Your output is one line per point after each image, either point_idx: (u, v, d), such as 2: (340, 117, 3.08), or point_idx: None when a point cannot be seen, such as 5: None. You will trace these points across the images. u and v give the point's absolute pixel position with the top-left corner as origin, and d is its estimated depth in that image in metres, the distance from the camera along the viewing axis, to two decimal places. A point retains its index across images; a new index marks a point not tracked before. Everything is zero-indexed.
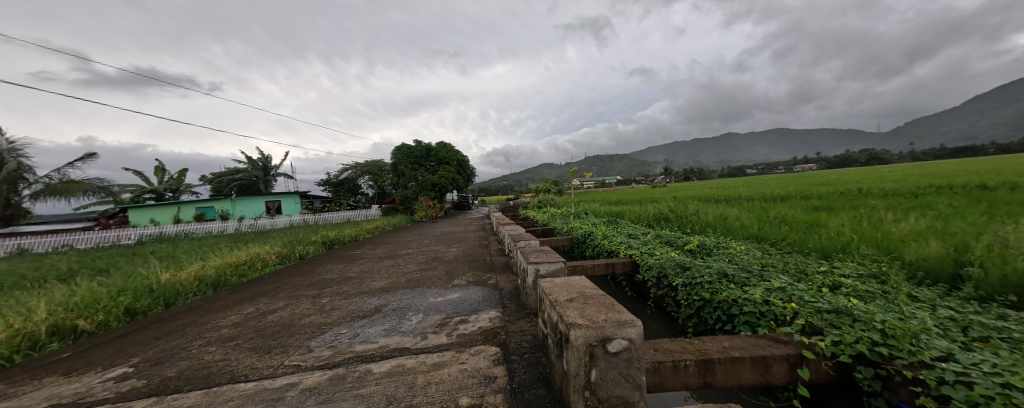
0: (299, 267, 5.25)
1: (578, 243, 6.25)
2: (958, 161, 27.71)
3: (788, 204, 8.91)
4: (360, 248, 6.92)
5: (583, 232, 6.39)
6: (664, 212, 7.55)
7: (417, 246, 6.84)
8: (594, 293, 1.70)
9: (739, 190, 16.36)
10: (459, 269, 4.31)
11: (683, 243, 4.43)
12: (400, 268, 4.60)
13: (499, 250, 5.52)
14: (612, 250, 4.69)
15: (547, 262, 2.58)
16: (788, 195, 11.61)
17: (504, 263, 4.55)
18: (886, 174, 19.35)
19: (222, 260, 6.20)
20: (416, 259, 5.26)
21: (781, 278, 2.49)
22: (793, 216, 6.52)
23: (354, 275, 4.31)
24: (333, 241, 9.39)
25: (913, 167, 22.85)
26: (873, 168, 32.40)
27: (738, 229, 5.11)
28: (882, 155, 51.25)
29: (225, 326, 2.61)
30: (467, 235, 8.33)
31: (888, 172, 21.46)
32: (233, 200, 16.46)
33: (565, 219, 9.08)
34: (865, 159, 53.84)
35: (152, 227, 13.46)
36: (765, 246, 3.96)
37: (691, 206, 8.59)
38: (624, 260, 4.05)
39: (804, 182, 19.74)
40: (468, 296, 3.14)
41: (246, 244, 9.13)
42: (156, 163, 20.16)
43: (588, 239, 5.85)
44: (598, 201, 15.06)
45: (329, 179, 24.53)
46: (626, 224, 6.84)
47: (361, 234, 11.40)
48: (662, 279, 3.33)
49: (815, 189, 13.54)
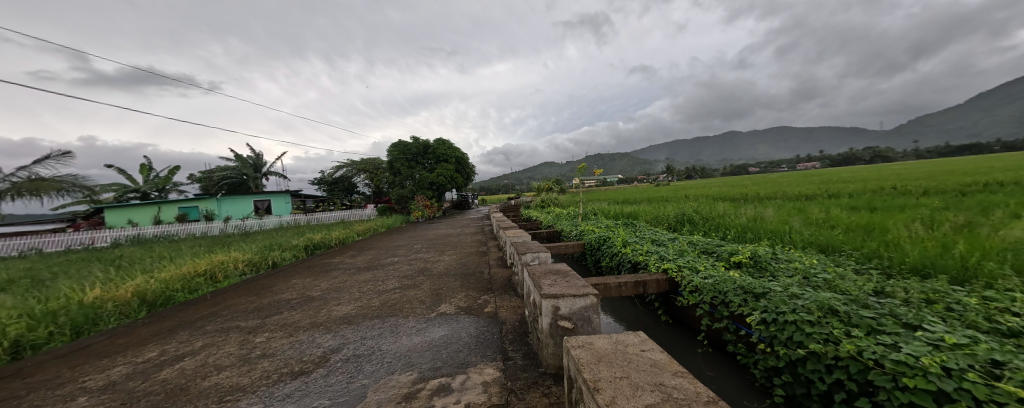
0: (260, 281, 4.38)
1: (592, 250, 5.36)
2: (975, 157, 26.75)
3: (821, 203, 8.01)
4: (342, 255, 6.07)
5: (598, 237, 5.51)
6: (687, 212, 6.67)
7: (405, 252, 5.96)
8: (691, 400, 0.82)
9: (753, 189, 15.45)
10: (449, 288, 3.43)
11: (728, 254, 3.55)
12: (376, 284, 3.74)
13: (500, 260, 4.65)
14: (639, 262, 3.82)
15: (571, 297, 1.69)
16: (813, 193, 10.70)
17: (506, 279, 3.68)
18: (904, 172, 18.45)
19: (178, 270, 5.38)
20: (400, 271, 4.38)
21: (937, 321, 1.59)
22: (841, 218, 5.61)
23: (318, 295, 3.43)
24: (317, 245, 8.53)
25: (926, 165, 21.97)
26: (885, 165, 31.37)
27: (788, 234, 4.24)
28: (887, 153, 50.45)
29: (86, 394, 1.75)
30: (463, 240, 7.43)
31: (905, 169, 20.51)
32: (219, 199, 15.64)
33: (573, 221, 8.25)
34: (869, 157, 52.91)
35: (130, 229, 12.67)
36: (844, 260, 3.05)
37: (713, 206, 7.70)
38: (659, 277, 3.16)
39: (819, 180, 18.80)
40: (456, 334, 2.26)
41: (220, 248, 8.29)
42: (142, 161, 19.35)
43: (605, 245, 4.99)
44: (605, 200, 14.16)
45: (323, 177, 23.66)
46: (645, 227, 5.98)
47: (350, 236, 10.54)
48: (721, 307, 2.44)
49: (838, 187, 12.62)
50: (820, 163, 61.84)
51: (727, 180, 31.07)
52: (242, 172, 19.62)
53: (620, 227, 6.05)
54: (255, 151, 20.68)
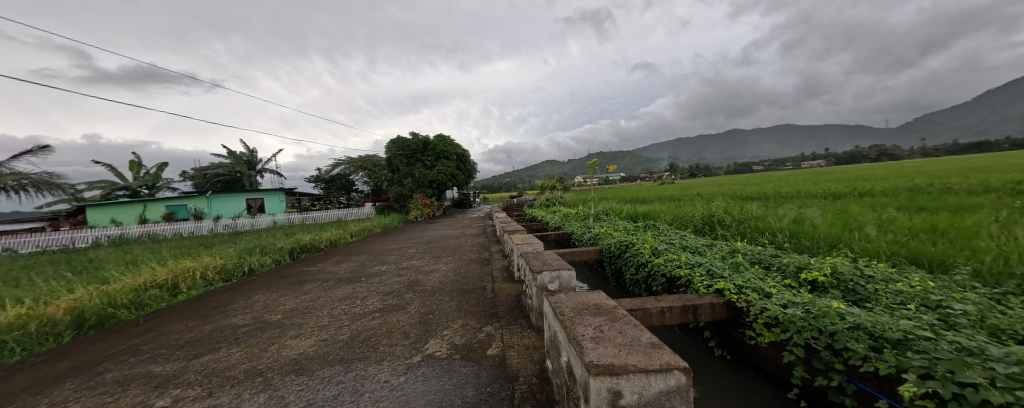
0: (218, 295, 3.67)
1: (612, 257, 4.62)
2: (991, 154, 25.94)
3: (859, 202, 7.24)
4: (325, 262, 5.36)
5: (617, 241, 4.78)
6: (714, 211, 5.93)
7: (396, 259, 5.23)
8: None
9: (768, 187, 14.65)
10: (441, 312, 2.69)
11: (796, 269, 2.80)
12: (353, 304, 3.01)
13: (505, 270, 3.91)
14: (678, 276, 3.09)
15: (642, 376, 0.95)
16: (840, 192, 9.92)
17: (513, 298, 2.95)
18: (923, 169, 17.62)
19: (134, 278, 4.70)
20: (386, 285, 3.66)
21: None
22: (899, 220, 4.86)
23: (276, 320, 2.71)
24: (304, 249, 7.83)
25: (943, 163, 21.11)
26: (896, 163, 30.44)
27: (856, 241, 3.50)
28: (893, 151, 49.61)
29: None
30: (462, 243, 6.68)
31: (921, 167, 19.69)
32: (209, 198, 15.00)
33: (583, 222, 7.55)
34: (875, 155, 51.91)
35: (114, 229, 12.06)
36: (962, 280, 2.30)
37: (740, 205, 6.96)
38: (715, 301, 2.41)
39: (834, 178, 18.03)
40: (446, 400, 1.53)
41: (198, 251, 7.63)
42: (133, 158, 18.73)
43: (628, 252, 4.27)
44: (614, 199, 13.45)
45: (320, 175, 23.01)
46: (670, 230, 5.25)
47: (342, 237, 9.87)
48: (828, 356, 1.69)
49: (862, 186, 11.82)
50: (825, 160, 60.94)
51: (733, 177, 30.35)
52: (236, 170, 18.99)
53: (641, 231, 5.32)
54: (250, 148, 20.05)
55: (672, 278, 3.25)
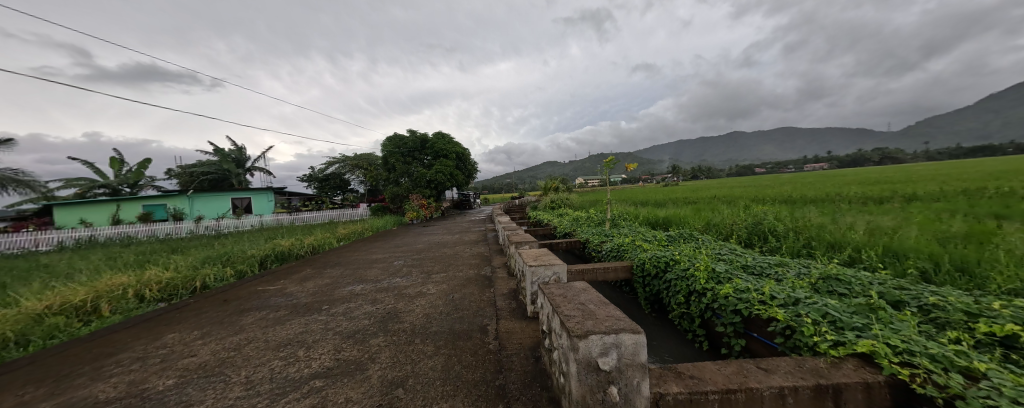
0: (122, 332, 2.69)
1: (646, 278, 3.67)
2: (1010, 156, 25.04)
3: (918, 208, 6.28)
4: (291, 276, 4.39)
5: (652, 255, 3.82)
6: (761, 216, 4.98)
7: (376, 275, 4.27)
8: None
9: (787, 190, 13.74)
10: (417, 382, 1.71)
11: (968, 315, 1.82)
12: (292, 359, 2.04)
13: (513, 299, 2.93)
14: (768, 316, 2.12)
15: None
16: (878, 196, 9.00)
17: (528, 355, 1.96)
18: (946, 173, 16.70)
19: (42, 299, 3.73)
20: (353, 319, 2.69)
21: None
22: (1003, 231, 3.92)
23: (158, 395, 1.73)
24: (278, 258, 6.85)
25: (959, 166, 20.31)
26: (906, 166, 29.59)
27: (1003, 265, 2.53)
28: (899, 155, 48.91)
29: None
30: (459, 254, 5.66)
31: (940, 170, 18.78)
32: (190, 197, 14.03)
33: (599, 228, 6.65)
34: (879, 158, 51.11)
35: (81, 231, 11.12)
36: None
37: (782, 210, 6.04)
38: (869, 379, 1.44)
39: (854, 180, 17.11)
40: None
41: (156, 259, 6.69)
42: (115, 155, 17.81)
43: (671, 270, 3.33)
44: (624, 201, 12.56)
45: (313, 174, 22.03)
46: (713, 243, 4.33)
47: (327, 241, 8.95)
48: None
49: (894, 189, 10.90)
50: (831, 163, 59.94)
51: (742, 179, 29.49)
52: (223, 168, 18.07)
53: (677, 242, 4.38)
54: (239, 145, 19.14)
55: (754, 317, 2.28)
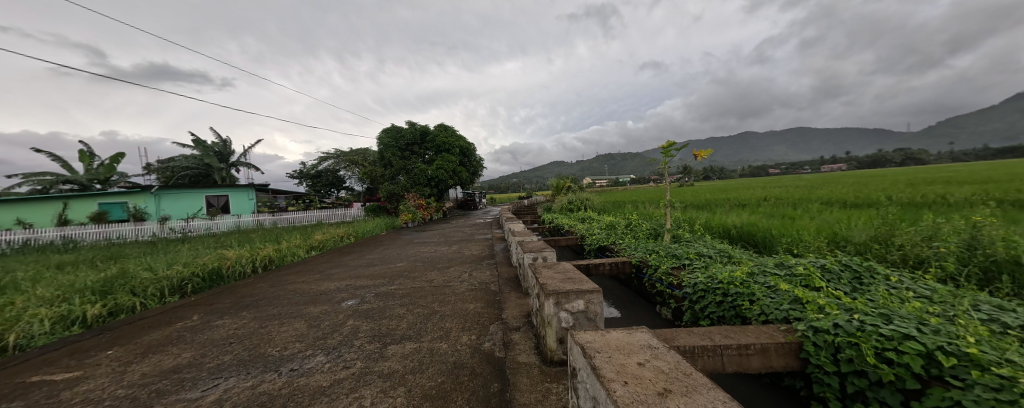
0: None
1: (860, 383, 1.59)
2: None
3: None
4: (136, 339, 2.41)
5: (858, 324, 1.72)
6: (972, 232, 2.83)
7: (286, 341, 2.27)
8: None
9: (845, 192, 11.63)
10: None
11: None
12: None
13: None
14: None
15: None
16: (1000, 198, 6.88)
17: None
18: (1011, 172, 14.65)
19: None
20: None
21: None
22: None
23: None
24: (207, 279, 4.97)
25: (1008, 166, 18.29)
26: (941, 167, 27.30)
27: None
28: (922, 155, 46.61)
29: None
30: (452, 285, 3.66)
31: (995, 169, 16.68)
32: (155, 195, 12.33)
33: (656, 243, 4.61)
34: (901, 158, 48.71)
35: (21, 233, 9.56)
36: None
37: (946, 216, 3.91)
38: None
39: (916, 181, 14.69)
40: None
41: (42, 279, 4.93)
42: (89, 149, 16.33)
43: (977, 390, 1.26)
44: (657, 203, 10.52)
45: (304, 171, 20.29)
46: (928, 289, 2.23)
47: (293, 250, 7.13)
48: None
49: (993, 189, 8.81)
50: (852, 163, 57.07)
51: (768, 179, 27.20)
52: (205, 163, 16.48)
53: (857, 290, 2.29)
54: (223, 138, 17.55)
55: None
